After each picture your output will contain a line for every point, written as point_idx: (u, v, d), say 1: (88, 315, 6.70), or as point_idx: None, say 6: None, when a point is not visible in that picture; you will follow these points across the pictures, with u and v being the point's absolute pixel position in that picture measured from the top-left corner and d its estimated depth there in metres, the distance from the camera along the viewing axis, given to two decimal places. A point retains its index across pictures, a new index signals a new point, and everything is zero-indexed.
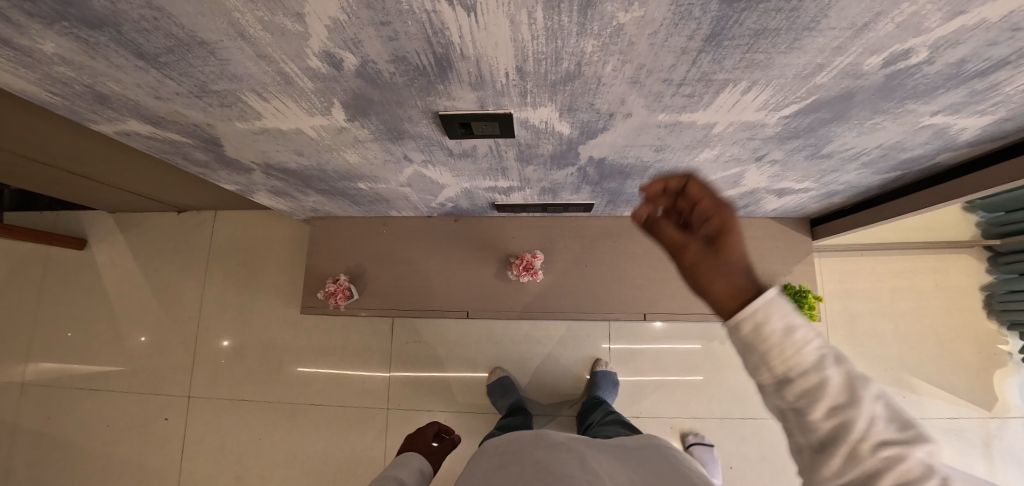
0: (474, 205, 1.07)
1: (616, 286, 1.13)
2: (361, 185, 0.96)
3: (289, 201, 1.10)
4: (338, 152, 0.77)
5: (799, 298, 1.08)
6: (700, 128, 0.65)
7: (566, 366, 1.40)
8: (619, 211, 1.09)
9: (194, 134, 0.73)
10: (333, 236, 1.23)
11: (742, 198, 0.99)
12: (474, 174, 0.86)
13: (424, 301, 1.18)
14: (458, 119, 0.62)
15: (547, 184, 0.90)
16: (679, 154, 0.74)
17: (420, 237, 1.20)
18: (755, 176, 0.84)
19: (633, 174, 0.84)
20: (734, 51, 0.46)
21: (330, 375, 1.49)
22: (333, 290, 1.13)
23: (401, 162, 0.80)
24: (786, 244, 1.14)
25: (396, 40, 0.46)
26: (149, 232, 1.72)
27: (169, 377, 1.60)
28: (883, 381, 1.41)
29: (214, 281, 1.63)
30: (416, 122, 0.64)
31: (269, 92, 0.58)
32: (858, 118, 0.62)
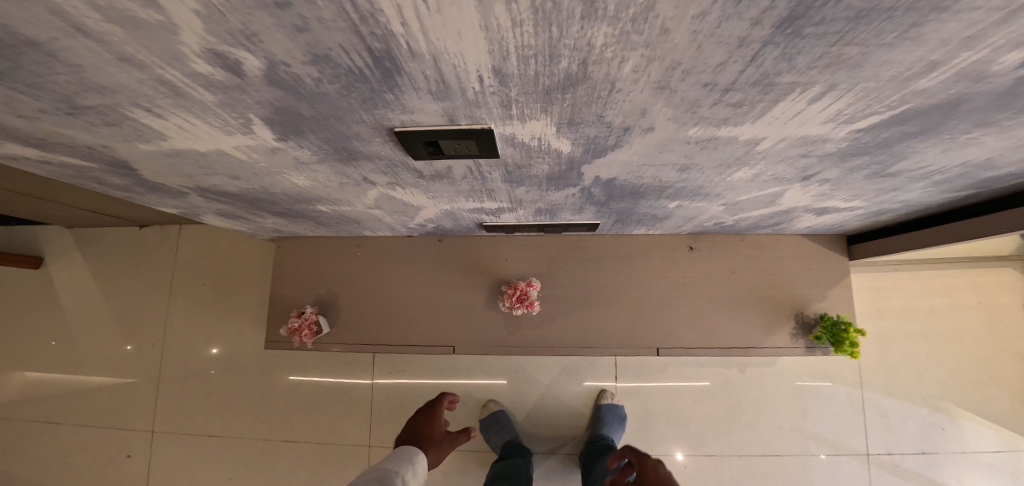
0: (459, 225, 0.91)
1: (623, 317, 0.98)
2: (322, 208, 0.81)
3: (243, 223, 0.94)
4: (281, 175, 0.62)
5: (836, 332, 0.93)
6: (741, 144, 0.49)
7: (567, 398, 1.25)
8: (628, 230, 0.93)
9: (96, 157, 0.58)
10: (301, 259, 1.08)
11: (774, 217, 0.83)
12: (455, 196, 0.70)
13: (404, 334, 1.02)
14: (422, 137, 0.46)
15: (544, 205, 0.75)
16: (708, 173, 0.59)
17: (400, 260, 1.05)
18: (797, 195, 0.69)
19: (648, 195, 0.68)
20: (817, 41, 0.31)
21: (307, 408, 1.35)
22: (298, 326, 0.98)
23: (362, 185, 0.65)
24: (820, 265, 0.99)
25: (307, 31, 0.30)
26: (109, 248, 1.56)
27: (132, 410, 1.46)
28: (921, 412, 1.26)
29: (179, 303, 1.48)
30: (368, 140, 0.48)
31: (160, 106, 0.42)
32: (951, 132, 0.47)
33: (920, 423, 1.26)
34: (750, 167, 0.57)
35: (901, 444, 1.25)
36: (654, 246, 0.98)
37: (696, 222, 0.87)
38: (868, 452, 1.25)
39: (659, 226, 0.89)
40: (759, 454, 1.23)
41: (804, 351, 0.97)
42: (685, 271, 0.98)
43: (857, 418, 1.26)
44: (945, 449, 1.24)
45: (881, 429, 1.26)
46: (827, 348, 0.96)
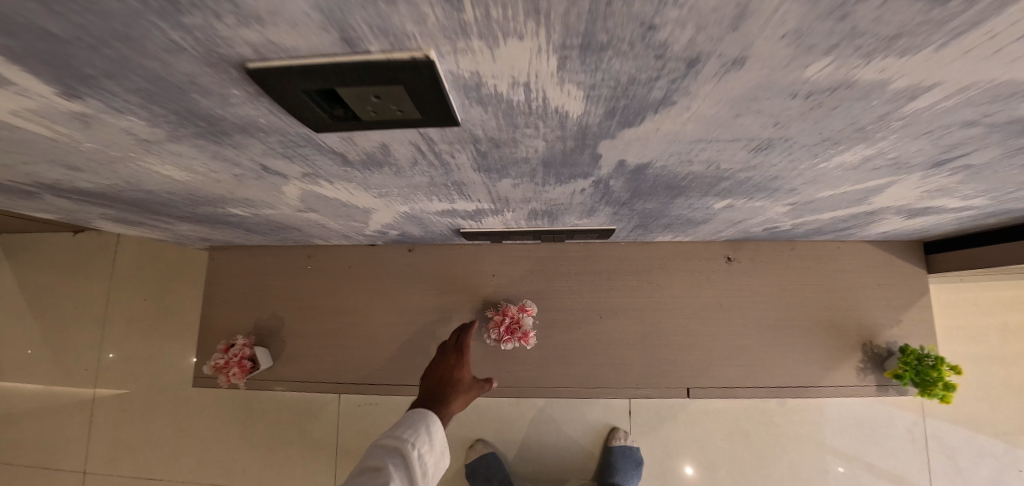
0: (431, 232, 0.69)
1: (643, 349, 0.76)
2: (238, 212, 0.59)
3: (152, 230, 0.73)
4: (136, 162, 0.40)
5: (920, 371, 0.70)
6: (886, 99, 0.28)
7: (570, 437, 1.04)
8: (650, 236, 0.72)
9: None
10: (239, 274, 0.86)
11: (850, 220, 0.62)
12: (411, 195, 0.48)
13: (366, 369, 0.81)
14: (304, 83, 0.24)
15: (540, 206, 0.54)
16: (798, 156, 0.37)
17: (361, 276, 0.83)
18: (906, 189, 0.47)
19: (691, 190, 0.47)
20: None
21: (262, 447, 1.14)
22: (225, 364, 0.78)
23: (267, 178, 0.43)
24: (895, 280, 0.78)
25: None
26: (38, 258, 1.34)
27: (61, 447, 1.24)
28: (994, 451, 1.04)
29: (116, 321, 1.26)
30: (221, 95, 0.27)
31: None
32: None
33: (994, 465, 1.04)
34: (869, 145, 0.35)
35: None
36: (682, 256, 0.77)
37: (742, 227, 0.65)
38: None
39: (692, 232, 0.68)
40: None
41: (874, 391, 0.75)
42: (722, 288, 0.76)
43: (920, 459, 1.04)
44: None
45: (948, 473, 1.04)
46: (906, 388, 0.74)
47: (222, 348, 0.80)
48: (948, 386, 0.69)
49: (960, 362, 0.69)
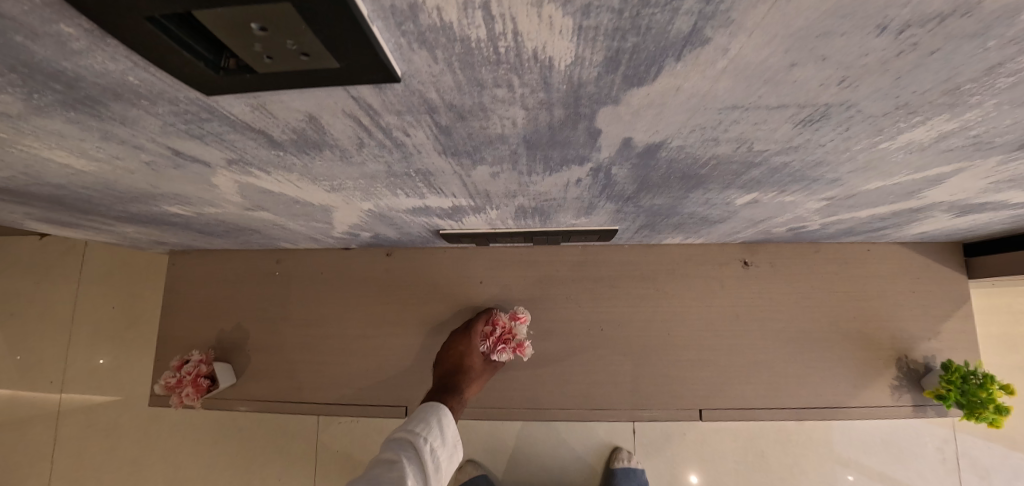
0: (408, 234, 0.61)
1: (650, 365, 0.67)
2: (178, 210, 0.51)
3: (95, 232, 0.64)
4: (13, 146, 0.32)
5: (968, 393, 0.59)
6: (1015, 36, 0.19)
7: (568, 458, 0.95)
8: (657, 238, 0.64)
9: None
10: (200, 282, 0.78)
11: (887, 219, 0.54)
12: (371, 187, 0.40)
13: (338, 387, 0.73)
14: (146, 6, 0.16)
15: (529, 202, 0.45)
16: (857, 133, 0.28)
17: (335, 283, 0.75)
18: (972, 180, 0.39)
19: (710, 182, 0.38)
20: None
21: (235, 467, 1.05)
22: (178, 383, 0.69)
23: (187, 167, 0.35)
24: (934, 287, 0.69)
25: None
26: (4, 263, 1.26)
27: (22, 466, 1.16)
28: None
29: (83, 331, 1.18)
30: (44, 30, 0.18)
31: None
32: None
33: None
34: (954, 117, 0.27)
35: None
36: (693, 260, 0.69)
37: (764, 227, 0.57)
38: None
39: (706, 232, 0.59)
40: None
41: (910, 412, 0.65)
42: (738, 296, 0.68)
43: None
44: None
45: None
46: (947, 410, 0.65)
47: (176, 365, 0.72)
48: (1000, 410, 0.59)
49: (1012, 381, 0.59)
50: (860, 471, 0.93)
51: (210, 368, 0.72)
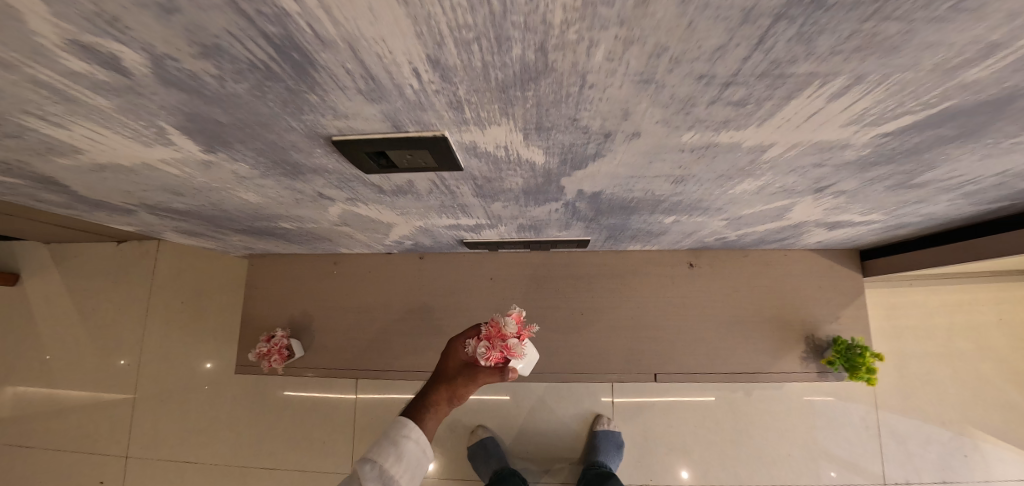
0: (439, 242, 0.83)
1: (618, 341, 0.90)
2: (285, 225, 0.73)
3: (209, 241, 0.88)
4: (227, 191, 0.55)
5: (851, 357, 0.82)
6: (745, 152, 0.42)
7: (559, 424, 1.16)
8: (622, 245, 0.86)
9: (18, 173, 0.52)
10: (273, 278, 1.01)
11: (780, 232, 0.76)
12: (425, 212, 0.63)
13: (382, 359, 0.95)
14: (366, 147, 0.40)
15: (525, 221, 0.68)
16: (708, 185, 0.51)
17: (378, 279, 0.97)
18: (807, 208, 0.61)
19: (640, 209, 0.61)
20: (845, 17, 0.23)
21: (285, 434, 1.27)
22: (266, 351, 0.92)
23: (319, 201, 0.58)
24: (835, 282, 0.91)
25: (177, 13, 0.23)
26: (87, 265, 1.50)
27: (105, 434, 1.38)
28: (941, 435, 1.15)
29: (155, 322, 1.41)
30: (309, 151, 0.42)
31: (53, 113, 0.36)
32: (997, 134, 0.39)
33: (940, 450, 1.15)
34: (754, 179, 0.49)
35: (921, 473, 1.14)
36: (651, 262, 0.91)
37: (696, 237, 0.79)
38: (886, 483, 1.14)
39: (656, 241, 0.82)
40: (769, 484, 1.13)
41: (815, 377, 0.88)
42: (686, 289, 0.90)
43: (873, 445, 1.14)
44: (968, 478, 1.14)
45: (900, 458, 1.14)
46: (841, 374, 0.87)
47: (265, 338, 0.95)
48: (874, 370, 0.82)
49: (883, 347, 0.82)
50: (800, 435, 1.14)
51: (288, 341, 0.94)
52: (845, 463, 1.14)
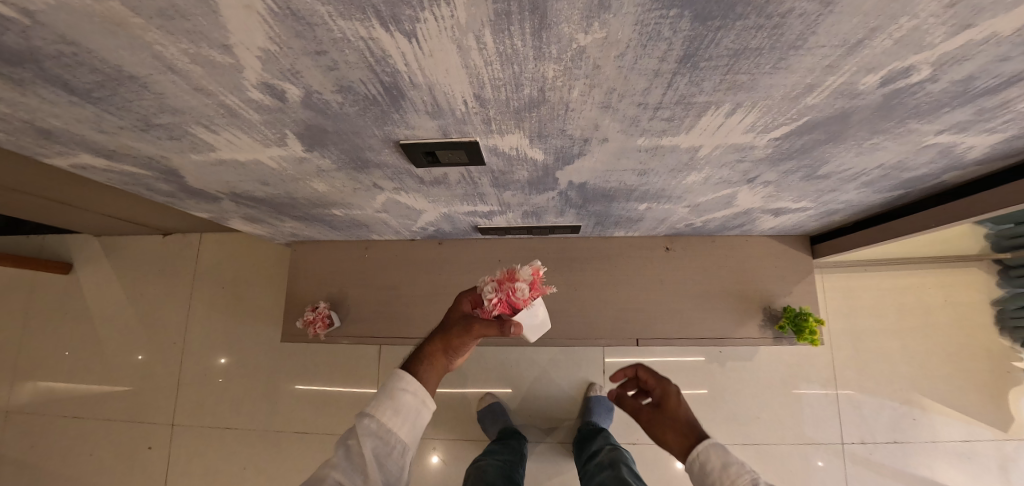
0: (457, 228, 1.01)
1: (604, 312, 1.08)
2: (335, 212, 0.91)
3: (265, 227, 1.06)
4: (304, 181, 0.74)
5: (798, 322, 1.01)
6: (684, 152, 0.60)
7: (558, 391, 1.39)
8: (609, 231, 1.04)
9: (151, 167, 0.70)
10: (314, 261, 1.19)
11: (736, 218, 0.94)
12: (450, 200, 0.81)
13: (407, 328, 1.12)
14: (421, 148, 0.58)
15: (529, 208, 0.86)
16: (665, 177, 0.69)
17: (403, 261, 1.15)
18: (748, 196, 0.79)
19: (618, 198, 0.79)
20: (712, 72, 0.41)
21: (314, 402, 1.45)
22: (312, 319, 1.11)
23: (372, 190, 0.76)
24: (787, 262, 1.08)
25: (336, 69, 0.41)
26: (134, 256, 1.67)
27: (154, 404, 1.54)
28: (891, 402, 1.32)
29: (199, 305, 1.59)
30: (379, 151, 0.60)
31: (217, 124, 0.54)
32: (855, 139, 0.56)
33: (891, 414, 1.32)
34: (696, 173, 0.68)
35: (874, 434, 1.31)
36: (633, 246, 1.09)
37: (669, 224, 0.97)
38: (843, 442, 1.31)
39: (636, 227, 1.00)
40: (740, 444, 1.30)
41: (771, 341, 1.06)
42: (662, 268, 1.08)
43: (832, 408, 1.32)
44: (916, 439, 1.30)
45: (854, 420, 1.32)
46: (792, 337, 1.04)
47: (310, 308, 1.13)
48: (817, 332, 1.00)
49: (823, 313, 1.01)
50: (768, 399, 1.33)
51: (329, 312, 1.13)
52: (807, 425, 1.32)
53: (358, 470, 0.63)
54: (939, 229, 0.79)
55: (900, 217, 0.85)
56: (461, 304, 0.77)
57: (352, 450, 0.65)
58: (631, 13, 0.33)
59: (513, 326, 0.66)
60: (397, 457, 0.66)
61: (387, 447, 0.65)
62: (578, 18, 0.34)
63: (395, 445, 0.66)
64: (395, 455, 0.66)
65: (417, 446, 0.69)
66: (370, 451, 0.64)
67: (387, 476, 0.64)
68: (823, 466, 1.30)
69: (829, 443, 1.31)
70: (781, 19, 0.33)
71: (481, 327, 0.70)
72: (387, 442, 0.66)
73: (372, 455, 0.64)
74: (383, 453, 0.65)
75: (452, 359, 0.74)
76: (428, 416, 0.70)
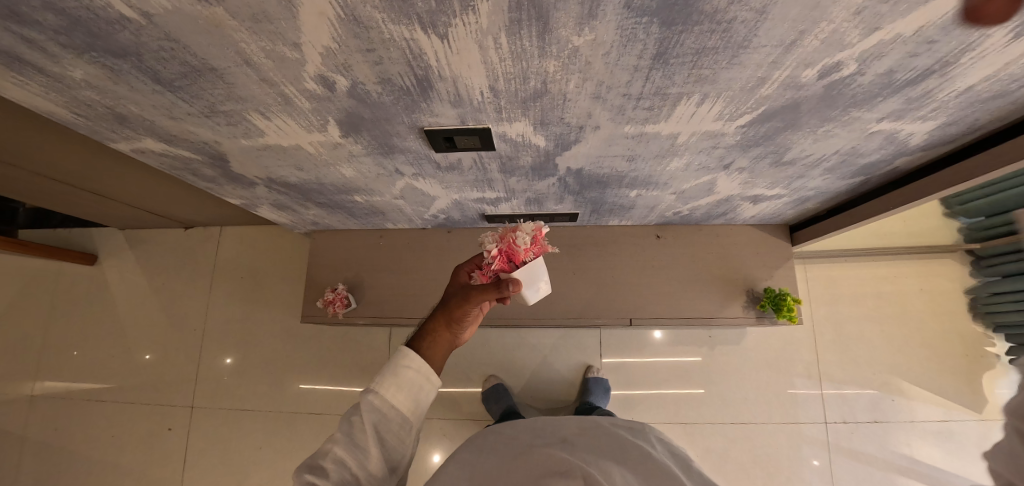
0: (465, 216, 1.12)
1: (600, 294, 1.19)
2: (357, 198, 1.01)
3: (290, 214, 1.17)
4: (335, 167, 0.84)
5: (778, 301, 1.12)
6: (665, 139, 0.71)
7: (559, 374, 1.51)
8: (604, 220, 1.16)
9: (203, 151, 0.81)
10: (332, 248, 1.29)
11: (718, 206, 1.04)
12: (462, 186, 0.92)
13: (418, 309, 1.22)
14: (441, 134, 0.69)
15: (531, 194, 0.96)
16: (651, 164, 0.80)
17: (415, 248, 1.25)
18: (726, 183, 0.90)
19: (611, 184, 0.90)
20: (681, 67, 0.51)
21: (328, 386, 1.56)
22: (332, 299, 1.22)
23: (393, 175, 0.87)
24: (766, 249, 1.19)
25: (380, 64, 0.52)
26: (156, 248, 1.76)
27: (174, 388, 1.65)
28: (868, 386, 1.44)
29: (220, 294, 1.69)
30: (405, 137, 0.71)
31: (271, 111, 0.65)
32: (809, 126, 0.66)
33: (872, 396, 1.43)
34: (678, 159, 0.78)
35: (855, 413, 1.43)
36: (626, 234, 1.20)
37: (658, 212, 1.08)
38: (826, 422, 1.44)
39: (629, 215, 1.11)
40: (730, 423, 1.46)
41: (754, 320, 1.17)
42: (652, 254, 1.19)
43: (812, 392, 1.45)
44: (895, 418, 1.41)
45: (839, 402, 1.45)
46: (772, 317, 1.15)
47: (329, 290, 1.25)
48: (795, 310, 1.12)
49: (799, 294, 1.12)
50: (754, 384, 1.48)
51: (346, 293, 1.24)
52: (791, 408, 1.45)
53: (360, 446, 0.62)
54: (897, 210, 0.89)
55: (866, 203, 0.96)
56: (460, 275, 0.80)
57: (355, 426, 0.64)
58: (613, 20, 0.43)
59: (511, 284, 0.71)
60: (399, 432, 0.65)
61: (389, 422, 0.65)
62: (573, 24, 0.44)
63: (398, 421, 0.66)
64: (397, 430, 0.65)
65: (420, 423, 0.69)
66: (371, 425, 0.64)
67: (387, 452, 0.64)
68: (819, 466, 1.41)
69: (811, 425, 1.44)
70: (728, 24, 0.44)
71: (479, 293, 0.73)
72: (389, 418, 0.65)
73: (374, 430, 0.64)
74: (384, 428, 0.65)
75: (455, 334, 0.76)
76: (431, 393, 0.70)
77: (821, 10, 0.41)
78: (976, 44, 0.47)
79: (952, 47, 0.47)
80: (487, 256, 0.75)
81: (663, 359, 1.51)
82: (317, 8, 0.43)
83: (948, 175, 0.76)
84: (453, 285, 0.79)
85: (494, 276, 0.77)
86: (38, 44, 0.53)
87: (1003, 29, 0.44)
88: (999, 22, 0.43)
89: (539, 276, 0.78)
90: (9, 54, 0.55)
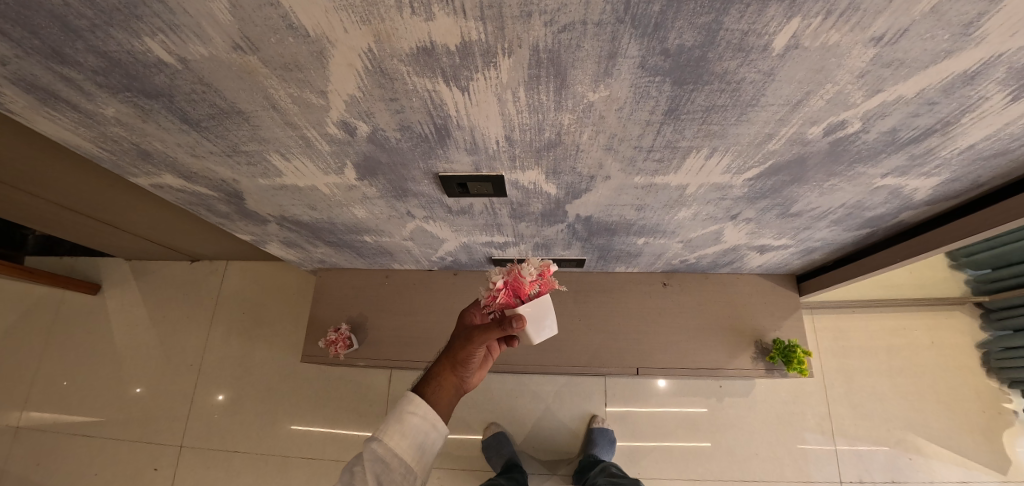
0: (472, 258, 1.12)
1: (606, 341, 1.16)
2: (366, 238, 1.02)
3: (298, 252, 1.17)
4: (347, 207, 0.85)
5: (787, 353, 1.10)
6: (673, 190, 0.72)
7: (561, 424, 1.44)
8: (611, 266, 1.15)
9: (220, 188, 0.83)
10: (335, 286, 1.28)
11: (726, 255, 1.04)
12: (472, 230, 0.92)
13: (420, 351, 1.19)
14: (455, 180, 0.71)
15: (540, 239, 0.97)
16: (659, 213, 0.81)
17: (420, 289, 1.24)
18: (734, 232, 0.90)
19: (619, 231, 0.91)
20: (691, 123, 0.53)
21: (322, 430, 1.49)
22: (333, 339, 1.19)
23: (403, 217, 0.88)
24: (775, 297, 1.18)
25: (402, 112, 0.54)
26: (159, 280, 1.75)
27: (164, 426, 1.58)
28: (886, 443, 1.36)
29: (218, 328, 1.66)
30: (419, 182, 0.73)
31: (292, 153, 0.67)
32: (816, 180, 0.67)
33: (887, 454, 1.36)
34: (686, 207, 0.79)
35: (872, 473, 1.35)
36: (632, 280, 1.19)
37: (665, 259, 1.08)
38: (842, 481, 1.35)
39: (635, 262, 1.11)
40: (741, 479, 1.37)
41: (763, 372, 1.14)
42: (659, 302, 1.17)
43: (826, 448, 1.37)
44: (915, 478, 1.33)
45: (853, 461, 1.36)
46: (782, 369, 1.12)
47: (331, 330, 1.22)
48: (805, 363, 1.09)
49: (808, 345, 1.10)
50: (765, 438, 1.40)
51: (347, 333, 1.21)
52: (806, 464, 1.37)
53: None
54: (907, 262, 0.89)
55: (872, 255, 0.96)
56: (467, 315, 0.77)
57: (355, 477, 0.59)
58: (627, 78, 0.45)
59: (517, 320, 0.66)
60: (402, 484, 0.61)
61: (392, 473, 0.61)
62: (589, 81, 0.46)
63: (401, 472, 0.62)
64: (399, 481, 0.61)
65: (425, 475, 0.65)
66: (372, 476, 0.60)
67: None
68: None
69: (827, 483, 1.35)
70: (738, 84, 0.46)
71: (482, 333, 0.69)
72: (392, 467, 0.61)
73: (375, 482, 0.59)
74: (386, 478, 0.60)
75: (462, 377, 0.72)
76: (438, 441, 0.66)
77: (827, 73, 0.43)
78: (976, 106, 0.49)
79: (953, 108, 0.49)
80: (491, 292, 0.73)
81: (669, 412, 1.44)
82: (347, 59, 0.45)
83: (954, 230, 0.77)
84: (461, 325, 0.76)
85: (500, 313, 0.74)
86: (76, 83, 0.55)
87: (1001, 92, 0.46)
88: (998, 85, 0.45)
89: (546, 313, 0.75)
90: (47, 91, 0.58)
